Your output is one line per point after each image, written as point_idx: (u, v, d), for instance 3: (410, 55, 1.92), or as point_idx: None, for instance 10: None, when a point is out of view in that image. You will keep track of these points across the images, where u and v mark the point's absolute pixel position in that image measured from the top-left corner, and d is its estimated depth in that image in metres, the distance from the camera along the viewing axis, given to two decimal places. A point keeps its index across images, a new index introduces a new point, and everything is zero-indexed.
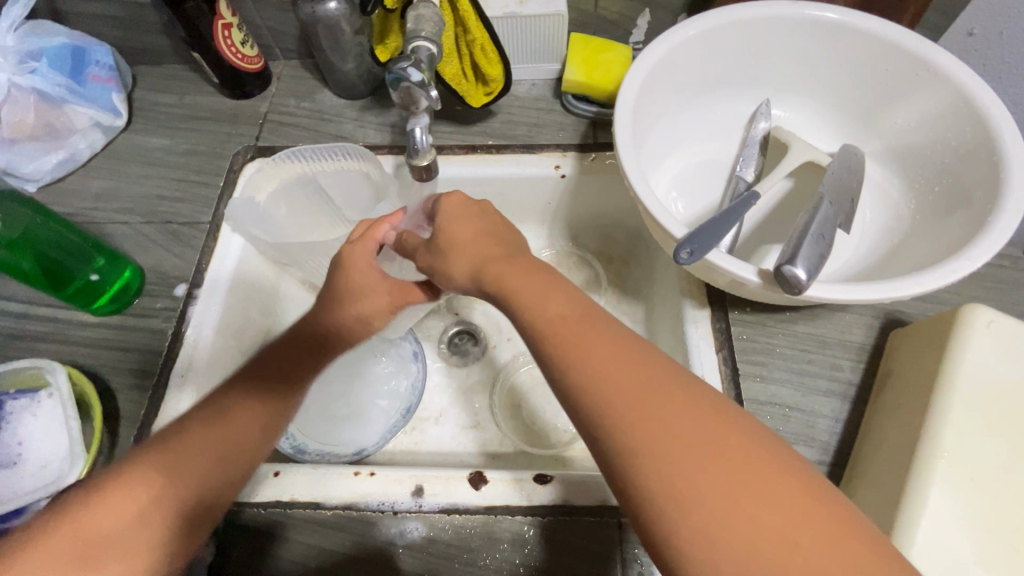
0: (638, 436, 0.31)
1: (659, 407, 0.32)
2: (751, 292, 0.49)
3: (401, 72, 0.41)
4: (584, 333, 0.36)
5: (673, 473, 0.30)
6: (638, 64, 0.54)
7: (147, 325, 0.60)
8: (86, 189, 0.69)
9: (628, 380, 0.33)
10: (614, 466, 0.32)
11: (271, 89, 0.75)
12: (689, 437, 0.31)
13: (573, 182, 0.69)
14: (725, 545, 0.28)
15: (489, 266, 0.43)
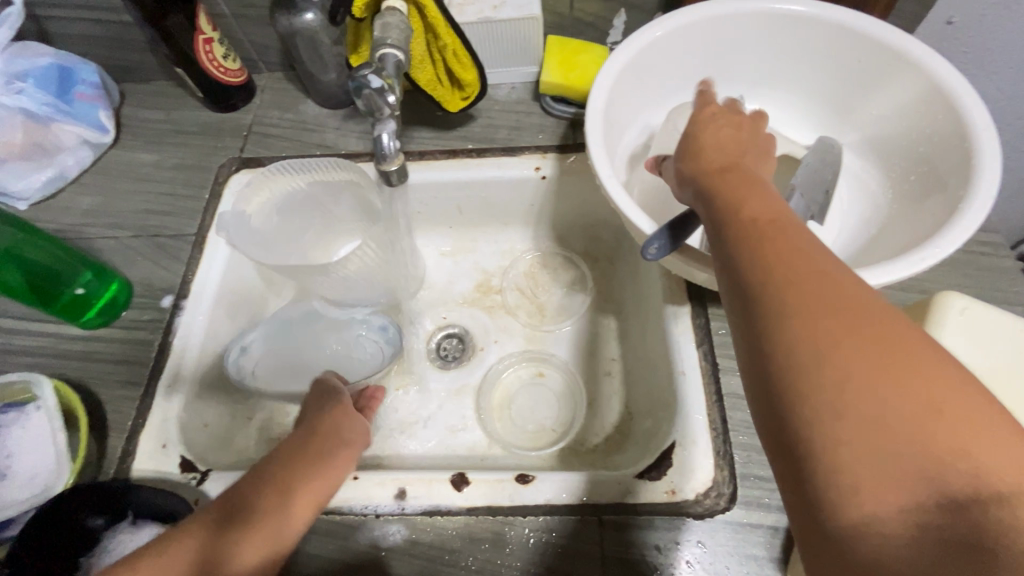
0: (839, 394, 0.26)
1: (875, 364, 0.26)
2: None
3: (361, 80, 0.42)
4: (780, 237, 0.31)
5: (850, 377, 0.26)
6: (608, 63, 0.54)
7: (136, 336, 0.61)
8: (76, 206, 0.70)
9: (822, 280, 0.29)
10: (774, 381, 0.28)
11: (256, 101, 0.76)
12: (908, 414, 0.25)
13: (554, 183, 0.69)
14: (888, 457, 0.24)
15: (711, 170, 0.38)
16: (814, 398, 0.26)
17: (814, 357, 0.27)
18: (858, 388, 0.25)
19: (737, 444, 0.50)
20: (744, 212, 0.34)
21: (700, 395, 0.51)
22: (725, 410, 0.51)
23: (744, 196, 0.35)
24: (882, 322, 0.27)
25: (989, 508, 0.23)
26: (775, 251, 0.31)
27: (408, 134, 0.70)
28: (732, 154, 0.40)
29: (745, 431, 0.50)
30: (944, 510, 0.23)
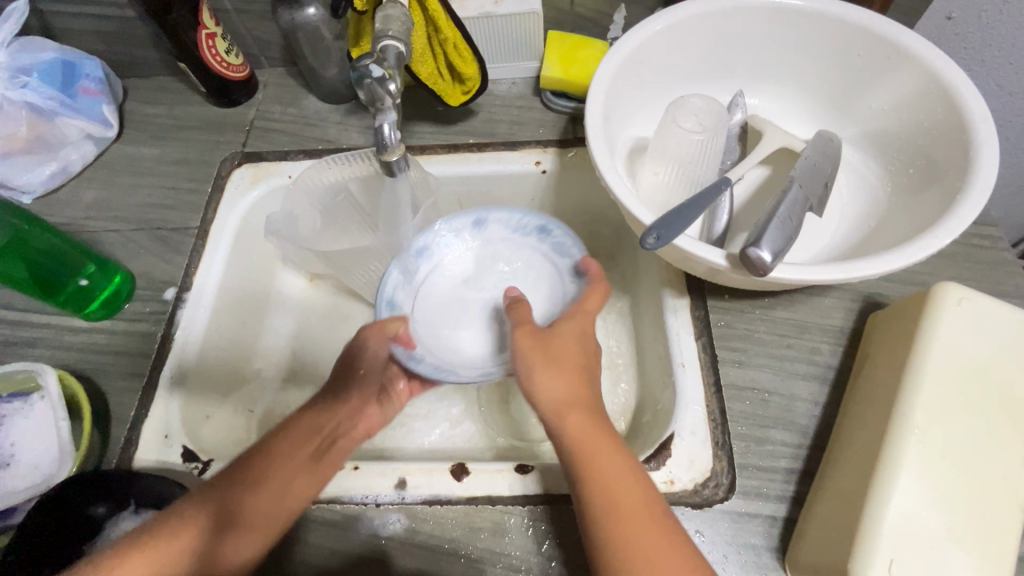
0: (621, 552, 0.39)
1: (654, 542, 0.40)
2: (729, 278, 0.49)
3: (363, 69, 0.42)
4: (603, 446, 0.43)
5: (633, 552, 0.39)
6: (607, 56, 0.54)
7: (138, 328, 0.62)
8: (79, 200, 0.71)
9: (630, 499, 0.41)
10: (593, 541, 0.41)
11: (258, 96, 0.76)
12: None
13: (555, 177, 0.70)
14: None
15: (567, 411, 0.44)
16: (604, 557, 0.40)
17: (619, 543, 0.40)
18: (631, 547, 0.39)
19: (736, 435, 0.50)
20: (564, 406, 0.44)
21: (699, 386, 0.51)
22: (723, 401, 0.51)
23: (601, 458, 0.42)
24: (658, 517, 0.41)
25: None
26: (601, 470, 0.42)
27: (410, 129, 0.71)
28: (583, 362, 0.46)
29: (743, 422, 0.50)
30: None
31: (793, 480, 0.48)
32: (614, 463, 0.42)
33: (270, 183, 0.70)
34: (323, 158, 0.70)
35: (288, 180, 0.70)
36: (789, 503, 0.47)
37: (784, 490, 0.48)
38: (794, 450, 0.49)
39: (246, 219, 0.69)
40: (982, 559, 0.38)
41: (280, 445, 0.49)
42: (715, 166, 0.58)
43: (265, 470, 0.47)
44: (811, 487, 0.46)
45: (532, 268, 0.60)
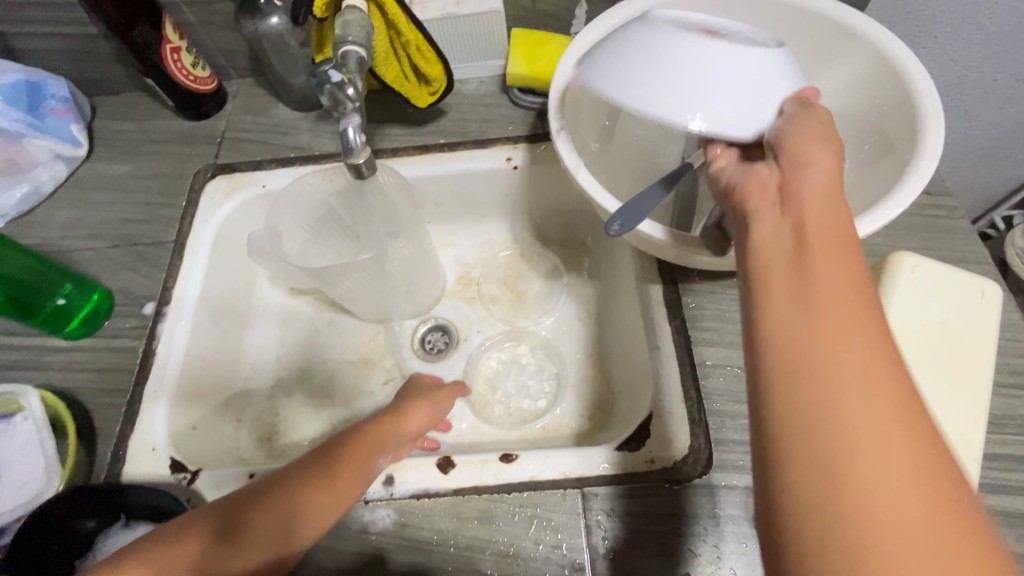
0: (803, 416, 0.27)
1: (868, 416, 0.26)
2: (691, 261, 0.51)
3: (322, 75, 0.43)
4: (851, 319, 0.29)
5: (842, 439, 0.26)
6: (569, 52, 0.56)
7: (119, 345, 0.62)
8: (53, 220, 0.71)
9: (838, 333, 0.28)
10: (760, 402, 0.29)
11: (228, 108, 0.77)
12: (872, 425, 0.26)
13: (525, 173, 0.71)
14: (860, 493, 0.25)
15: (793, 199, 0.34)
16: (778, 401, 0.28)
17: (798, 409, 0.27)
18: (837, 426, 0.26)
19: (711, 411, 0.52)
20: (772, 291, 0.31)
21: (672, 366, 0.53)
22: (698, 379, 0.53)
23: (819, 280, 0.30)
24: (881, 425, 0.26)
25: (862, 521, 0.24)
26: (823, 316, 0.29)
27: (381, 133, 0.72)
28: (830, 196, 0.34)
29: (717, 398, 0.52)
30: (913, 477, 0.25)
31: None
32: (834, 298, 0.29)
33: (245, 194, 0.70)
34: (297, 167, 0.71)
35: (263, 189, 0.71)
36: None
37: None
38: None
39: (223, 230, 0.69)
40: None
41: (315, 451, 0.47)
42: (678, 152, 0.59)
43: (281, 480, 0.44)
44: None
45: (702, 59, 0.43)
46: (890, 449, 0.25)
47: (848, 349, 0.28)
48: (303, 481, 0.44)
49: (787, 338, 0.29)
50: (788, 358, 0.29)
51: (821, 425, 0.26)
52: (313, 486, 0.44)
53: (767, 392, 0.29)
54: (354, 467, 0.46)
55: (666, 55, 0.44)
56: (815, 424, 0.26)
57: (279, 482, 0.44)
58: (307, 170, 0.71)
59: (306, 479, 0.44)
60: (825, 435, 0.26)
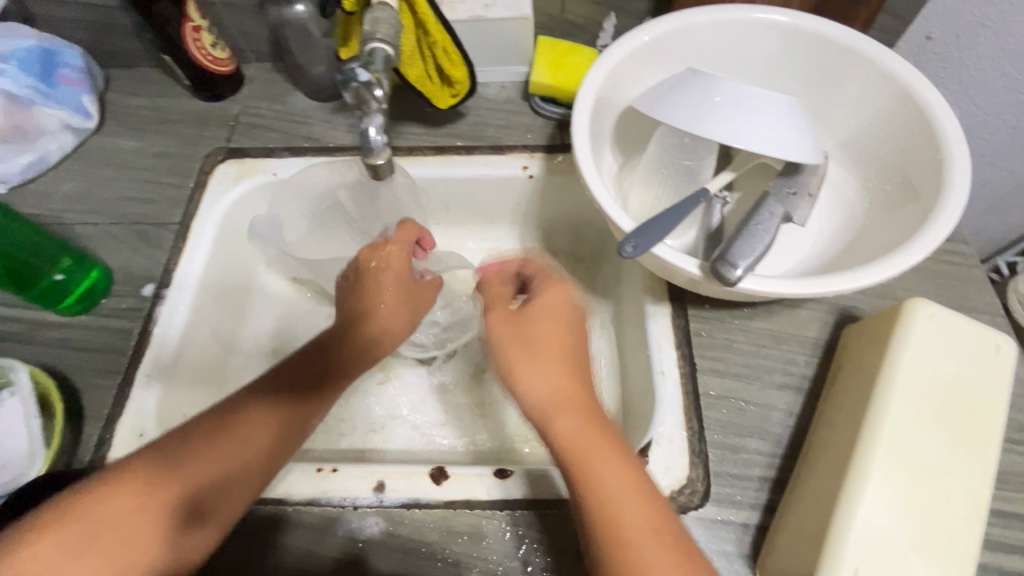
0: (596, 497, 0.40)
1: (631, 504, 0.40)
2: (703, 288, 0.50)
3: (349, 74, 0.42)
4: (601, 433, 0.43)
5: (622, 542, 0.39)
6: (597, 66, 0.55)
7: (112, 325, 0.60)
8: (56, 192, 0.69)
9: (615, 474, 0.41)
10: (595, 521, 0.40)
11: (243, 92, 0.76)
12: (636, 514, 0.40)
13: (540, 182, 0.70)
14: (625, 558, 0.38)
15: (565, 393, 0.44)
16: (591, 502, 0.40)
17: (599, 499, 0.40)
18: (623, 539, 0.39)
19: (711, 443, 0.51)
20: (559, 390, 0.44)
21: (675, 394, 0.53)
22: (701, 409, 0.52)
23: (594, 433, 0.43)
24: (627, 498, 0.40)
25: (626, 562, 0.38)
26: (597, 476, 0.41)
27: (397, 130, 0.71)
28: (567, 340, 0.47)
29: (719, 430, 0.51)
30: (658, 534, 0.39)
31: (765, 488, 0.49)
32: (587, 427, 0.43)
33: (254, 180, 0.69)
34: (309, 158, 0.70)
35: (273, 177, 0.70)
36: (762, 512, 0.48)
37: (757, 498, 0.48)
38: (767, 458, 0.50)
39: (229, 215, 0.68)
40: (943, 568, 0.39)
41: (251, 407, 0.49)
42: (703, 175, 0.58)
43: (229, 434, 0.47)
44: (785, 497, 0.47)
45: (711, 88, 0.52)
46: (650, 527, 0.39)
47: (608, 467, 0.41)
48: (259, 444, 0.47)
49: (603, 490, 0.40)
50: (605, 510, 0.40)
51: (599, 503, 0.40)
52: (271, 451, 0.48)
53: (586, 520, 0.40)
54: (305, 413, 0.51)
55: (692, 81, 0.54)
56: (612, 523, 0.39)
57: (227, 437, 0.46)
58: (317, 161, 0.69)
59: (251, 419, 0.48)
60: (603, 522, 0.40)
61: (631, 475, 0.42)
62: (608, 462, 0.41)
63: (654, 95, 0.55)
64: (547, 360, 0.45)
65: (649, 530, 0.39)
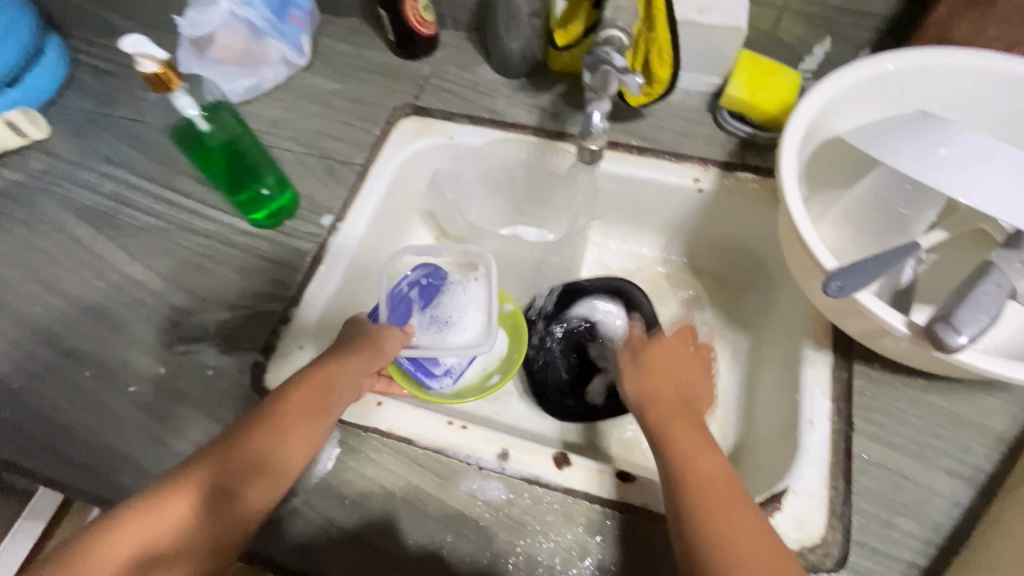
0: (705, 510, 0.40)
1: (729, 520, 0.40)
2: (885, 341, 0.47)
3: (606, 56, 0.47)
4: (729, 480, 0.42)
5: (716, 518, 0.40)
6: (818, 91, 0.52)
7: (292, 244, 0.66)
8: (262, 115, 0.77)
9: (715, 468, 0.43)
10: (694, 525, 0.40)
11: (437, 55, 0.79)
12: (734, 509, 0.40)
13: (708, 198, 0.68)
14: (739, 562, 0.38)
15: (663, 405, 0.50)
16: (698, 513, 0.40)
17: (707, 533, 0.39)
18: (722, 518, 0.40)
19: (858, 510, 0.47)
20: (691, 449, 0.45)
21: (824, 448, 0.50)
22: (850, 471, 0.49)
23: (680, 431, 0.47)
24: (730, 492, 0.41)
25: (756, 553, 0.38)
26: (682, 445, 0.45)
27: (576, 120, 0.72)
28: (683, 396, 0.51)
29: (869, 499, 0.48)
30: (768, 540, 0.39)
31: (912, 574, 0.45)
32: (694, 441, 0.45)
33: (432, 139, 0.73)
34: (488, 130, 0.73)
35: (449, 141, 0.73)
36: None
37: None
38: (920, 544, 0.46)
39: (403, 167, 0.73)
40: None
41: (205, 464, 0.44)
42: (917, 228, 0.52)
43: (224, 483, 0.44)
44: None
45: (948, 138, 0.48)
46: (727, 508, 0.40)
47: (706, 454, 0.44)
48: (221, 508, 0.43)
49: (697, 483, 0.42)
50: (694, 481, 0.42)
51: (709, 513, 0.40)
52: (657, 404, 0.50)
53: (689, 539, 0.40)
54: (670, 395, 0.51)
55: (926, 126, 0.50)
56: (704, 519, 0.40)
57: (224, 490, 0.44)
58: (494, 134, 0.72)
59: (290, 458, 0.46)
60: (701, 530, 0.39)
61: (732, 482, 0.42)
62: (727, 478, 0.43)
63: (881, 129, 0.52)
64: (659, 400, 0.50)
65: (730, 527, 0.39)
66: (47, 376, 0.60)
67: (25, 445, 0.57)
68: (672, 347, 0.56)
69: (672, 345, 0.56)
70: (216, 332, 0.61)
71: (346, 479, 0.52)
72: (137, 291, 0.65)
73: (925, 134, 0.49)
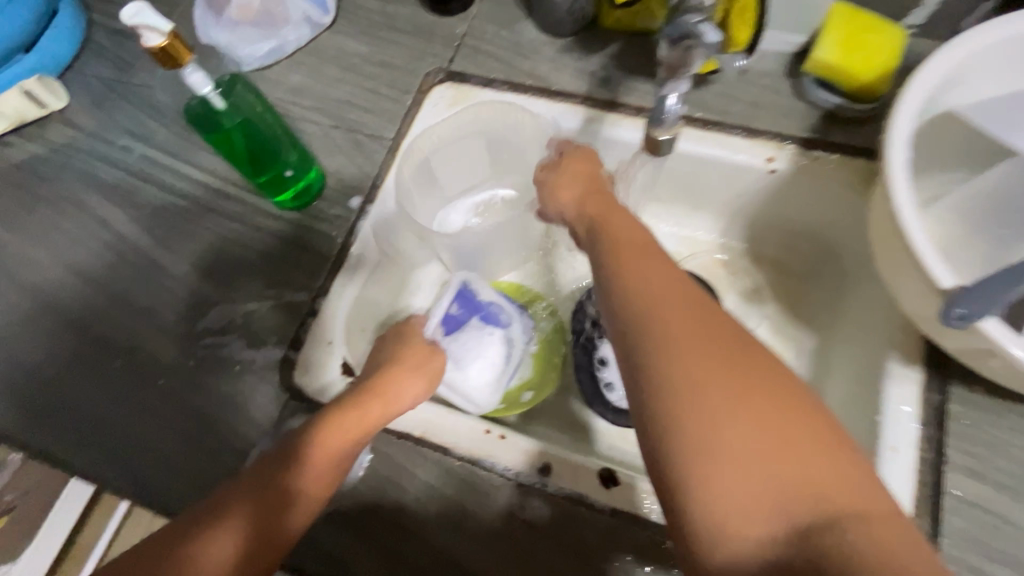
0: (691, 391, 0.33)
1: (726, 405, 0.33)
2: (995, 370, 0.40)
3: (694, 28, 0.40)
4: (704, 317, 0.36)
5: (704, 396, 0.33)
6: (940, 60, 0.43)
7: (320, 228, 0.62)
8: (284, 82, 0.71)
9: (705, 349, 0.35)
10: (668, 416, 0.33)
11: (473, 10, 0.71)
12: (728, 385, 0.33)
13: (781, 180, 0.60)
14: (725, 434, 0.32)
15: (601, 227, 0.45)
16: (678, 399, 0.33)
17: (687, 387, 0.34)
18: (707, 377, 0.33)
19: (947, 556, 0.42)
20: (655, 302, 0.37)
21: (910, 483, 0.44)
22: (940, 511, 0.43)
23: (661, 282, 0.39)
24: (731, 350, 0.35)
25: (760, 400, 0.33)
26: (655, 291, 0.38)
27: (631, 86, 0.63)
28: (591, 194, 0.49)
29: (960, 544, 0.42)
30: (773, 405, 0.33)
31: None
32: (676, 305, 0.37)
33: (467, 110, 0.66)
34: (530, 99, 0.65)
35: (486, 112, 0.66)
36: None
37: None
38: None
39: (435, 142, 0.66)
40: None
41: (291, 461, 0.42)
42: None
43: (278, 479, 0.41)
44: None
45: None
46: (713, 359, 0.34)
47: (685, 323, 0.36)
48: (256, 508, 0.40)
49: (685, 375, 0.34)
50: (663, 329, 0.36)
51: (695, 392, 0.33)
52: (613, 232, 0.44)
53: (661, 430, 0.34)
54: (629, 230, 0.44)
55: None
56: (694, 386, 0.33)
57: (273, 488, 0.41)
58: (536, 104, 0.65)
59: (327, 441, 0.43)
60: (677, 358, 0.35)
61: (721, 338, 0.35)
62: (713, 334, 0.35)
63: None
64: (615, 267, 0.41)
65: (723, 409, 0.33)
66: (80, 364, 0.60)
67: (62, 434, 0.57)
68: (592, 195, 0.49)
69: (573, 193, 0.50)
70: (243, 324, 0.59)
71: (377, 488, 0.49)
72: (161, 278, 0.62)
73: None
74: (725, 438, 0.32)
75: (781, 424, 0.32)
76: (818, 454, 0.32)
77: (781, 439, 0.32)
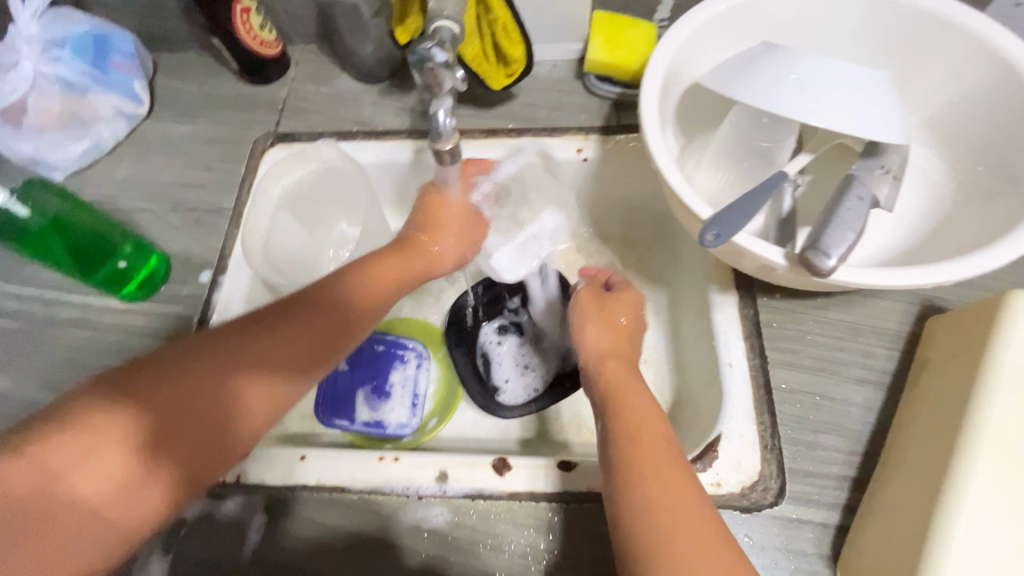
0: (637, 475, 0.40)
1: (661, 486, 0.39)
2: (773, 275, 0.48)
3: (425, 53, 0.44)
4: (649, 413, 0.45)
5: (648, 483, 0.40)
6: (666, 44, 0.52)
7: (175, 311, 0.61)
8: (110, 177, 0.70)
9: (652, 450, 0.42)
10: (621, 506, 0.40)
11: (290, 74, 0.74)
12: (665, 475, 0.40)
13: (595, 165, 0.68)
14: (651, 517, 0.38)
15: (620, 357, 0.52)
16: (631, 491, 0.40)
17: (636, 481, 0.40)
18: (648, 469, 0.40)
19: (786, 439, 0.49)
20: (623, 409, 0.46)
21: (745, 388, 0.50)
22: (772, 403, 0.50)
23: (628, 395, 0.47)
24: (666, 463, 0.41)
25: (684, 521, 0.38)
26: (629, 404, 0.46)
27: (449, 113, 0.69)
28: (601, 309, 0.57)
29: (793, 426, 0.49)
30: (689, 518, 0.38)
31: (845, 487, 0.47)
32: (640, 409, 0.45)
33: None
34: (359, 143, 0.69)
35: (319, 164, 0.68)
36: (841, 511, 0.46)
37: (836, 497, 0.47)
38: (846, 456, 0.48)
39: None
40: None
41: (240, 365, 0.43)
42: (783, 158, 0.55)
43: (216, 379, 0.42)
44: (864, 498, 0.45)
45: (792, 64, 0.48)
46: (652, 459, 0.41)
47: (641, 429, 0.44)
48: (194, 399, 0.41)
49: (628, 463, 0.41)
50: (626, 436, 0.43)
51: (643, 484, 0.40)
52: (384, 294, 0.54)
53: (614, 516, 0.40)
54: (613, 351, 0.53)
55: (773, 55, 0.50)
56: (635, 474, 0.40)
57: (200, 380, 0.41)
58: (366, 146, 0.69)
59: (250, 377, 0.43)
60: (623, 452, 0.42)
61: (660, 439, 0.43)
62: (652, 438, 0.43)
63: (732, 67, 0.52)
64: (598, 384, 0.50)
65: (656, 490, 0.39)
66: None
67: None
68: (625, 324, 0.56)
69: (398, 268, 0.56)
70: None
71: (283, 546, 0.49)
72: (2, 406, 0.57)
73: (771, 63, 0.49)
74: (655, 520, 0.38)
75: (697, 517, 0.38)
76: (721, 541, 0.37)
77: (705, 527, 0.37)
